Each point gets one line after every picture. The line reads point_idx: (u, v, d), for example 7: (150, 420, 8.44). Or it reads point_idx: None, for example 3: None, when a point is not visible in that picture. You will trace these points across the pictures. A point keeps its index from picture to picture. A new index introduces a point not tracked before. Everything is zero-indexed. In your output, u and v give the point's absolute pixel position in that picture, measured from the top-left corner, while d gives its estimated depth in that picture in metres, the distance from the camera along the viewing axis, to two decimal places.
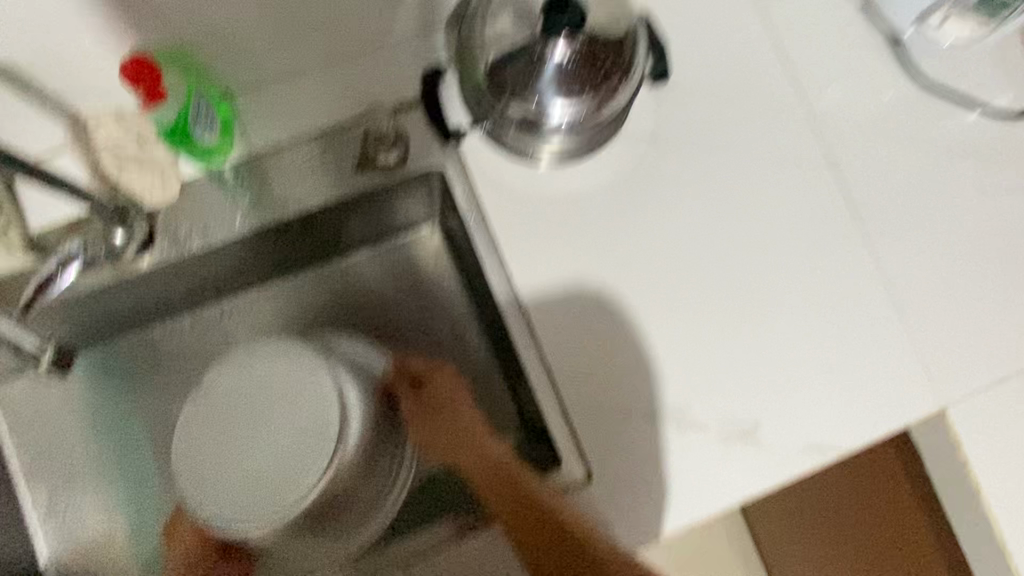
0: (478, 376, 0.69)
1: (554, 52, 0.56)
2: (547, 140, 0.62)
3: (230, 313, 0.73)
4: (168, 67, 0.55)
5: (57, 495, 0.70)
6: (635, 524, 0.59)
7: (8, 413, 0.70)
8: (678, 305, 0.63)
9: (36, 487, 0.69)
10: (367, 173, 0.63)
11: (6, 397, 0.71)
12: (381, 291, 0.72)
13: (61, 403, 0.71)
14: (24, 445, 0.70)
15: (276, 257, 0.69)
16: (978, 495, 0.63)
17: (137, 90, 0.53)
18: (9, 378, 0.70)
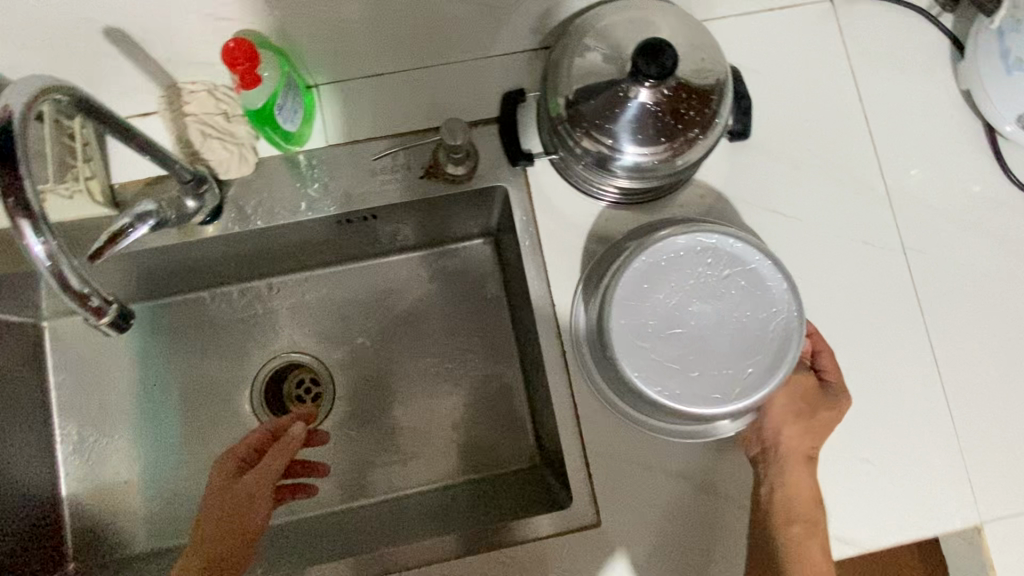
0: (503, 389, 0.74)
1: (638, 96, 0.55)
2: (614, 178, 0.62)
3: (277, 290, 0.77)
4: (263, 51, 0.57)
5: (82, 437, 0.73)
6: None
7: (54, 348, 0.74)
8: None
9: (65, 424, 0.73)
10: (432, 182, 0.65)
11: (55, 332, 0.74)
12: (425, 293, 0.77)
13: (104, 347, 0.75)
14: (61, 381, 0.73)
15: (336, 246, 0.73)
16: None
17: (233, 72, 0.53)
18: (59, 315, 0.74)
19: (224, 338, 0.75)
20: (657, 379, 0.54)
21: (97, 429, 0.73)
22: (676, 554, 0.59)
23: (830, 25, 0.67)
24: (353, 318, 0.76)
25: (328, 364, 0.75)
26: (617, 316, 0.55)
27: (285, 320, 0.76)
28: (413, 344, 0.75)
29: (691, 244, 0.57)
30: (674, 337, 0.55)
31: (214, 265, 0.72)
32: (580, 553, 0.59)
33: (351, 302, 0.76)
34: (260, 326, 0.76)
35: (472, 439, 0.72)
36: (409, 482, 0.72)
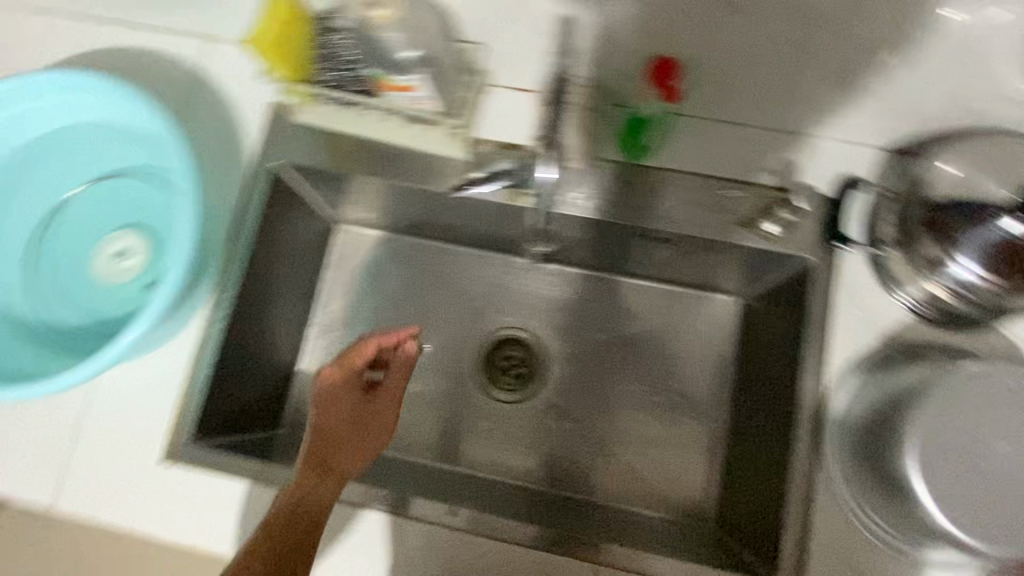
0: (701, 436, 0.78)
1: (1006, 225, 0.58)
2: (928, 286, 0.62)
3: (531, 275, 0.86)
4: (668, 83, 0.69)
5: (339, 331, 0.83)
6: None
7: (344, 247, 0.85)
8: None
9: (327, 312, 0.83)
10: (742, 232, 0.68)
11: (349, 234, 0.86)
12: (659, 325, 0.83)
13: (379, 264, 0.85)
14: (338, 277, 0.85)
15: (605, 255, 0.81)
16: None
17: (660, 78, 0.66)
18: (358, 224, 0.85)
19: (474, 297, 0.86)
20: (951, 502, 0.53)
21: (345, 327, 0.83)
22: None
23: None
24: (588, 324, 0.85)
25: (548, 355, 0.84)
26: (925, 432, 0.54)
27: (531, 305, 0.85)
28: (631, 364, 0.83)
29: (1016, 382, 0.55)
30: (977, 466, 0.53)
31: (496, 234, 0.81)
32: None
33: (592, 308, 0.85)
34: (506, 300, 0.86)
35: (654, 475, 0.78)
36: (586, 480, 0.79)
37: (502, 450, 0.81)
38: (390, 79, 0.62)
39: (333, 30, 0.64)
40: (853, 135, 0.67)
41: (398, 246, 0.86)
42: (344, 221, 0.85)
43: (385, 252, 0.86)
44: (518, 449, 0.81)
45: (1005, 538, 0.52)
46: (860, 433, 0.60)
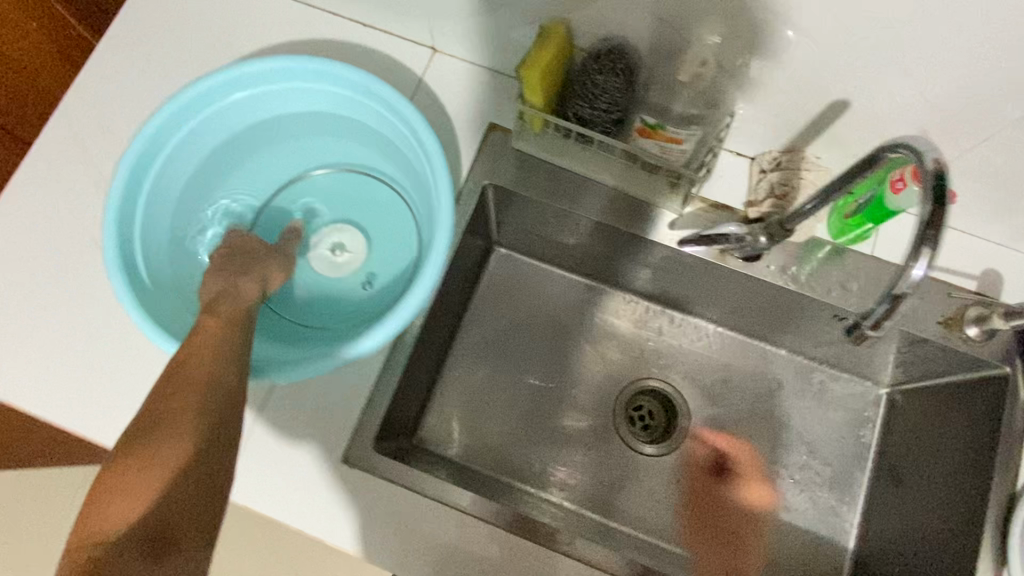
0: (830, 517, 0.81)
1: None
2: None
3: (684, 327, 0.89)
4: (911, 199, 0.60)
5: (493, 353, 0.87)
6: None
7: (509, 274, 0.90)
8: None
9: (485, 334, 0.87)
10: (943, 331, 0.69)
11: (514, 262, 0.90)
12: (801, 400, 0.86)
13: (539, 296, 0.90)
14: (500, 303, 0.89)
15: (763, 325, 0.84)
16: None
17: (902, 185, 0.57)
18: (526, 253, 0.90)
19: (625, 340, 0.88)
20: None
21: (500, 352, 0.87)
22: None
23: None
24: (729, 386, 0.87)
25: (690, 413, 0.86)
26: None
27: (681, 359, 0.88)
28: (767, 434, 0.85)
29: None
30: None
31: (666, 282, 0.84)
32: None
33: (735, 372, 0.87)
34: (656, 350, 0.88)
35: (789, 549, 0.80)
36: (712, 542, 0.81)
37: (634, 497, 0.82)
38: (658, 129, 0.60)
39: (615, 71, 0.60)
40: None
41: (557, 282, 0.90)
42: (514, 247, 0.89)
43: (545, 286, 0.90)
44: (656, 499, 0.82)
45: None
46: None
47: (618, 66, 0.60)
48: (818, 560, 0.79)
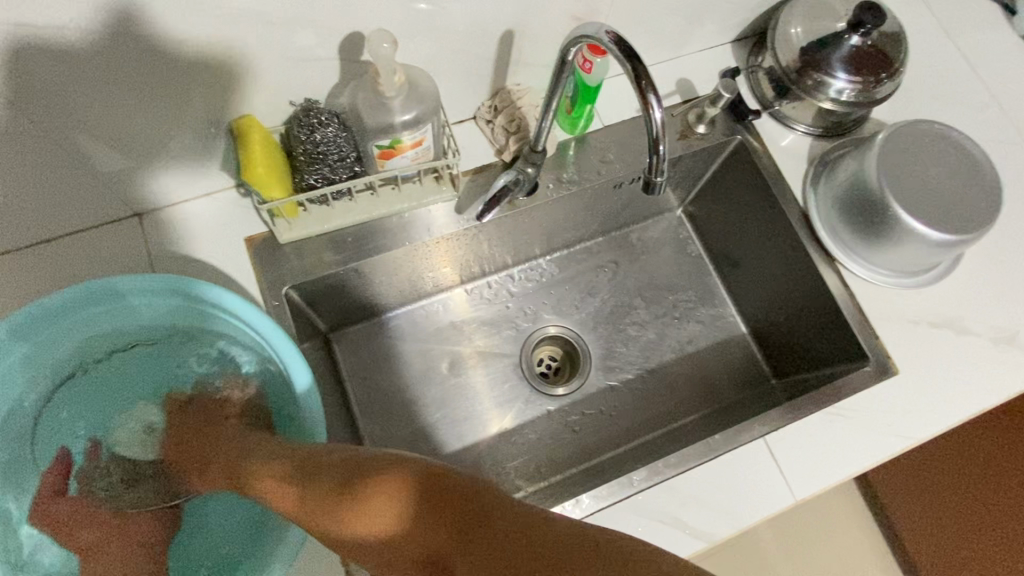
0: (713, 324, 0.94)
1: (852, 39, 0.75)
2: (820, 104, 0.79)
3: (522, 275, 0.95)
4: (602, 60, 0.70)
5: (400, 422, 0.84)
6: (943, 410, 0.72)
7: (358, 349, 0.87)
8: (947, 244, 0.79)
9: (380, 413, 0.84)
10: (686, 142, 0.82)
11: (355, 335, 0.88)
12: (637, 263, 0.96)
13: (396, 346, 0.89)
14: (371, 378, 0.86)
15: (572, 230, 0.92)
16: None
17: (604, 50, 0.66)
18: (358, 320, 0.88)
19: (487, 323, 0.92)
20: (933, 220, 0.70)
21: (404, 416, 0.85)
22: (967, 389, 0.73)
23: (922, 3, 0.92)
24: (585, 292, 0.95)
25: (580, 336, 0.93)
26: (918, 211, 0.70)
27: (540, 301, 0.94)
28: (635, 304, 0.94)
29: (912, 130, 0.74)
30: (929, 194, 0.71)
31: (485, 253, 0.88)
32: (884, 395, 0.72)
33: (581, 279, 0.95)
34: (517, 309, 0.93)
35: (712, 370, 0.92)
36: (661, 410, 0.89)
37: (588, 431, 0.87)
38: (398, 143, 0.61)
39: (326, 122, 0.62)
40: (711, 43, 0.85)
41: (401, 324, 0.90)
42: (343, 325, 0.87)
43: (394, 335, 0.89)
44: (606, 415, 0.89)
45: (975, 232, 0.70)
46: (850, 218, 0.76)
47: (325, 118, 0.63)
48: (730, 359, 0.92)
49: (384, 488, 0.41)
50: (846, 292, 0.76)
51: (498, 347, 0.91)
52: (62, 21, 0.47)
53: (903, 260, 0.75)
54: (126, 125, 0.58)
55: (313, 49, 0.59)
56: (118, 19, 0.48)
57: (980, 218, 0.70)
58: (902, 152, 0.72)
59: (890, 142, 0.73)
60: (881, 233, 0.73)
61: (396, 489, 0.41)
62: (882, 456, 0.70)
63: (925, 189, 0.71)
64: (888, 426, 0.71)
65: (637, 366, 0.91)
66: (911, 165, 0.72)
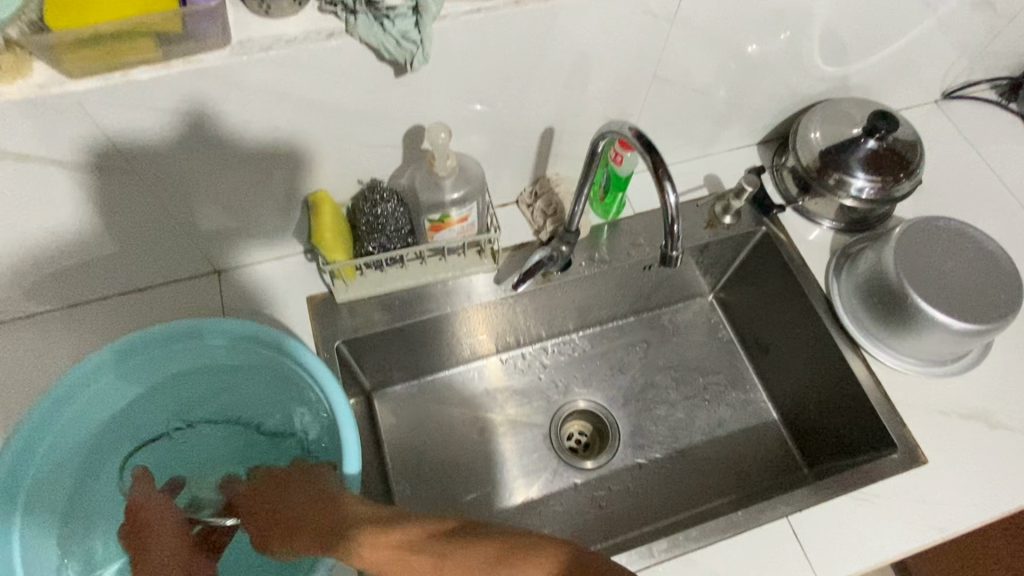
0: (742, 408, 0.95)
1: (868, 143, 0.81)
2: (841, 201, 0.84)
3: (555, 349, 1.00)
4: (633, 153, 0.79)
5: (430, 482, 0.87)
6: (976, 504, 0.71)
7: (393, 410, 0.93)
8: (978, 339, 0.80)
9: (412, 471, 0.88)
10: (713, 230, 0.88)
11: (392, 396, 0.94)
12: (669, 343, 1.00)
13: (429, 409, 0.93)
14: (406, 437, 0.91)
15: (604, 308, 0.98)
16: None
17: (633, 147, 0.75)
18: (398, 382, 0.94)
19: (520, 392, 0.96)
20: (949, 310, 0.72)
21: (435, 477, 0.88)
22: (999, 483, 0.72)
23: (941, 113, 0.99)
24: (615, 369, 0.99)
25: (609, 411, 0.96)
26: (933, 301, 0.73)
27: (572, 374, 0.98)
28: (664, 384, 0.97)
29: (928, 227, 0.78)
30: (944, 285, 0.74)
31: (521, 326, 0.94)
32: (918, 486, 0.71)
33: (612, 357, 0.99)
34: (550, 381, 0.98)
35: (740, 454, 0.92)
36: (688, 491, 0.89)
37: (613, 507, 0.88)
38: (448, 218, 0.70)
39: (386, 199, 0.71)
40: (738, 145, 0.93)
41: (436, 387, 0.95)
42: (383, 385, 0.93)
43: (427, 398, 0.94)
44: (632, 492, 0.89)
45: (995, 317, 0.72)
46: (873, 308, 0.78)
47: (386, 195, 0.72)
48: (759, 444, 0.93)
49: (535, 552, 0.43)
50: (872, 379, 0.78)
51: (529, 416, 0.95)
52: (188, 107, 0.58)
53: (928, 349, 0.76)
54: (230, 199, 0.70)
55: (382, 137, 0.69)
56: (235, 107, 0.59)
57: (1000, 307, 0.72)
58: (919, 247, 0.76)
59: (907, 237, 0.77)
60: (902, 321, 0.76)
61: (552, 554, 0.42)
62: (912, 548, 0.68)
63: (942, 281, 0.74)
64: (918, 518, 0.70)
65: (665, 444, 0.93)
66: (928, 258, 0.75)
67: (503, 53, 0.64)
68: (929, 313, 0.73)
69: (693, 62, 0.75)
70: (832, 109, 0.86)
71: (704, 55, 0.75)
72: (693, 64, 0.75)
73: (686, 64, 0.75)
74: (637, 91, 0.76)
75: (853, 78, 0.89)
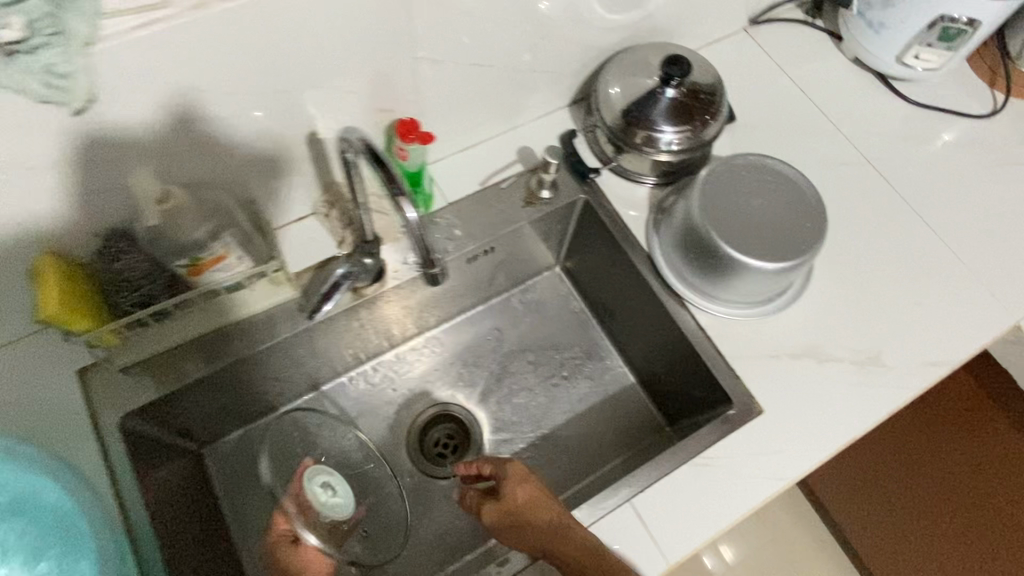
0: (604, 378, 0.93)
1: (667, 93, 0.77)
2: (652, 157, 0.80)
3: (403, 357, 0.92)
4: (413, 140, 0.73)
5: None
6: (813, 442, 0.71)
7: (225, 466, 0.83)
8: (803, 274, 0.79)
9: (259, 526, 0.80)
10: (532, 208, 0.82)
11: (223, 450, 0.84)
12: (524, 324, 0.95)
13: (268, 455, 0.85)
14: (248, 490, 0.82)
15: (446, 304, 0.92)
16: None
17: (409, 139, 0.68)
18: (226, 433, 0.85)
19: (370, 410, 0.89)
20: (760, 253, 0.70)
21: None
22: (833, 418, 0.72)
23: (751, 41, 0.96)
24: (471, 364, 0.93)
25: (472, 412, 0.90)
26: (742, 247, 0.70)
27: (425, 380, 0.92)
28: (520, 367, 0.93)
29: (735, 168, 0.74)
30: (754, 226, 0.71)
31: (357, 342, 0.87)
32: (758, 438, 0.71)
33: (465, 351, 0.94)
34: (402, 392, 0.90)
35: (607, 427, 0.90)
36: (559, 475, 0.87)
37: None
38: (198, 261, 0.61)
39: (126, 249, 0.62)
40: (548, 109, 0.87)
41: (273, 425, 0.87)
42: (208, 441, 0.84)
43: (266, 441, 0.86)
44: None
45: (803, 248, 0.70)
46: (695, 263, 0.75)
47: (126, 244, 0.63)
48: (623, 412, 0.91)
49: None
50: (704, 336, 0.76)
51: (385, 435, 0.88)
52: None
53: (751, 293, 0.75)
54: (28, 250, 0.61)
55: (99, 181, 0.59)
56: None
57: (810, 239, 0.71)
58: (727, 192, 0.73)
59: (713, 183, 0.73)
60: (722, 272, 0.73)
61: None
62: (758, 502, 0.68)
63: (752, 224, 0.71)
64: (761, 470, 0.70)
65: (531, 432, 0.89)
66: (736, 203, 0.72)
67: (212, 64, 0.55)
68: (745, 259, 0.70)
69: (458, 34, 0.68)
70: (629, 60, 0.81)
71: (467, 26, 0.67)
72: (458, 36, 0.68)
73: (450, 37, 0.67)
74: (404, 75, 0.69)
75: (648, 21, 0.84)
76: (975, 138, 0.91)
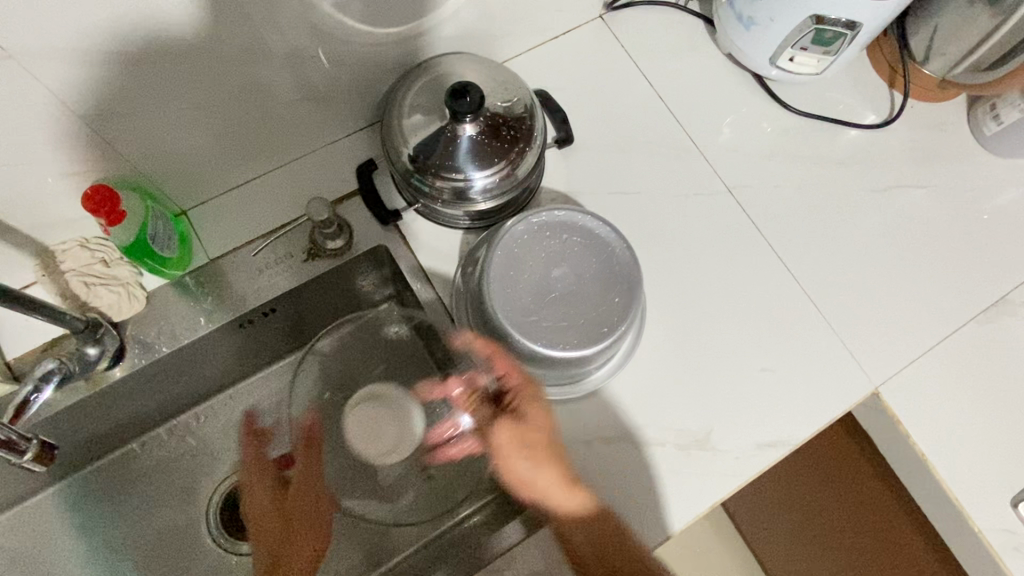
0: None
1: (464, 131, 0.63)
2: (455, 206, 0.67)
3: (205, 417, 0.81)
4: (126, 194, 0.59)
5: None
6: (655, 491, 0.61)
7: None
8: (632, 339, 0.67)
9: None
10: (317, 261, 0.69)
11: None
12: (349, 371, 0.83)
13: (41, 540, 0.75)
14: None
15: (247, 356, 0.80)
16: (939, 480, 0.67)
17: (97, 216, 0.54)
18: None
19: (162, 480, 0.79)
20: (557, 337, 0.60)
21: None
22: (647, 514, 0.63)
23: (607, 33, 0.79)
24: (284, 420, 0.82)
25: None
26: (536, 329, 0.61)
27: (230, 440, 0.81)
28: (340, 422, 0.81)
29: (530, 227, 0.64)
30: (552, 300, 0.62)
31: (139, 409, 0.76)
32: (558, 543, 0.62)
33: (279, 406, 0.82)
34: (202, 457, 0.80)
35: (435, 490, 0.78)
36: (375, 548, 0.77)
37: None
38: None
39: None
40: (342, 132, 0.72)
41: (49, 501, 0.77)
42: None
43: (41, 521, 0.76)
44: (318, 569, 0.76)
45: (607, 329, 0.60)
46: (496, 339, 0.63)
47: None
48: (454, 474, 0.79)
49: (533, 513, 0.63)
50: (507, 419, 0.65)
51: (181, 507, 0.78)
52: None
53: (559, 374, 0.64)
54: None
55: None
56: None
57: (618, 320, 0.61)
58: (520, 259, 0.63)
59: (505, 246, 0.63)
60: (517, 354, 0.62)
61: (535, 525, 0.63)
62: None
63: (546, 299, 0.62)
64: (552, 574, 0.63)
65: (366, 493, 0.77)
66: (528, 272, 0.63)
67: None
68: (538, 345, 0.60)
69: (156, 80, 0.52)
70: (425, 83, 0.66)
71: (165, 71, 0.52)
72: (155, 82, 0.52)
73: (142, 86, 0.52)
74: (93, 131, 0.54)
75: (453, 26, 0.68)
76: (862, 155, 0.77)
